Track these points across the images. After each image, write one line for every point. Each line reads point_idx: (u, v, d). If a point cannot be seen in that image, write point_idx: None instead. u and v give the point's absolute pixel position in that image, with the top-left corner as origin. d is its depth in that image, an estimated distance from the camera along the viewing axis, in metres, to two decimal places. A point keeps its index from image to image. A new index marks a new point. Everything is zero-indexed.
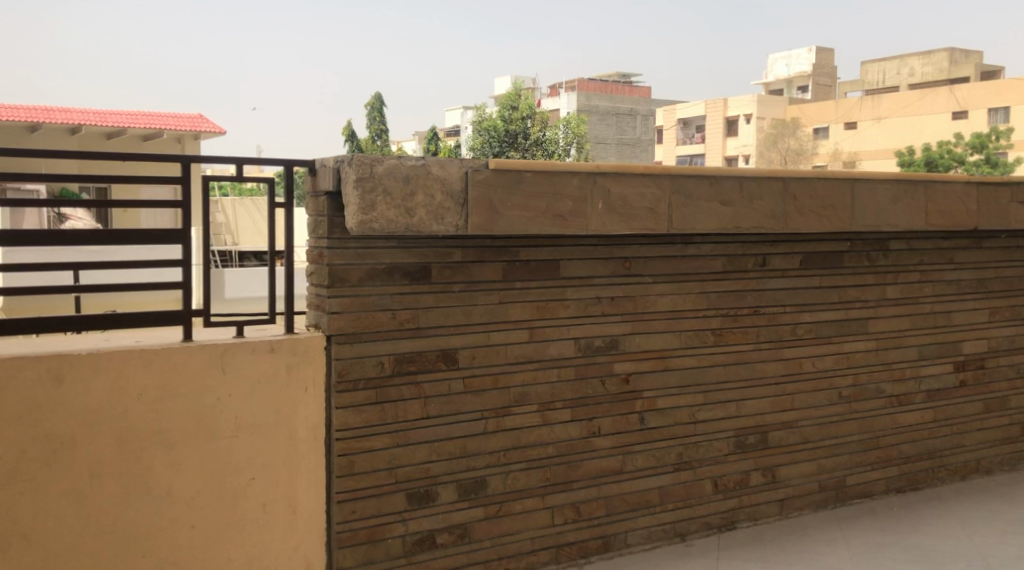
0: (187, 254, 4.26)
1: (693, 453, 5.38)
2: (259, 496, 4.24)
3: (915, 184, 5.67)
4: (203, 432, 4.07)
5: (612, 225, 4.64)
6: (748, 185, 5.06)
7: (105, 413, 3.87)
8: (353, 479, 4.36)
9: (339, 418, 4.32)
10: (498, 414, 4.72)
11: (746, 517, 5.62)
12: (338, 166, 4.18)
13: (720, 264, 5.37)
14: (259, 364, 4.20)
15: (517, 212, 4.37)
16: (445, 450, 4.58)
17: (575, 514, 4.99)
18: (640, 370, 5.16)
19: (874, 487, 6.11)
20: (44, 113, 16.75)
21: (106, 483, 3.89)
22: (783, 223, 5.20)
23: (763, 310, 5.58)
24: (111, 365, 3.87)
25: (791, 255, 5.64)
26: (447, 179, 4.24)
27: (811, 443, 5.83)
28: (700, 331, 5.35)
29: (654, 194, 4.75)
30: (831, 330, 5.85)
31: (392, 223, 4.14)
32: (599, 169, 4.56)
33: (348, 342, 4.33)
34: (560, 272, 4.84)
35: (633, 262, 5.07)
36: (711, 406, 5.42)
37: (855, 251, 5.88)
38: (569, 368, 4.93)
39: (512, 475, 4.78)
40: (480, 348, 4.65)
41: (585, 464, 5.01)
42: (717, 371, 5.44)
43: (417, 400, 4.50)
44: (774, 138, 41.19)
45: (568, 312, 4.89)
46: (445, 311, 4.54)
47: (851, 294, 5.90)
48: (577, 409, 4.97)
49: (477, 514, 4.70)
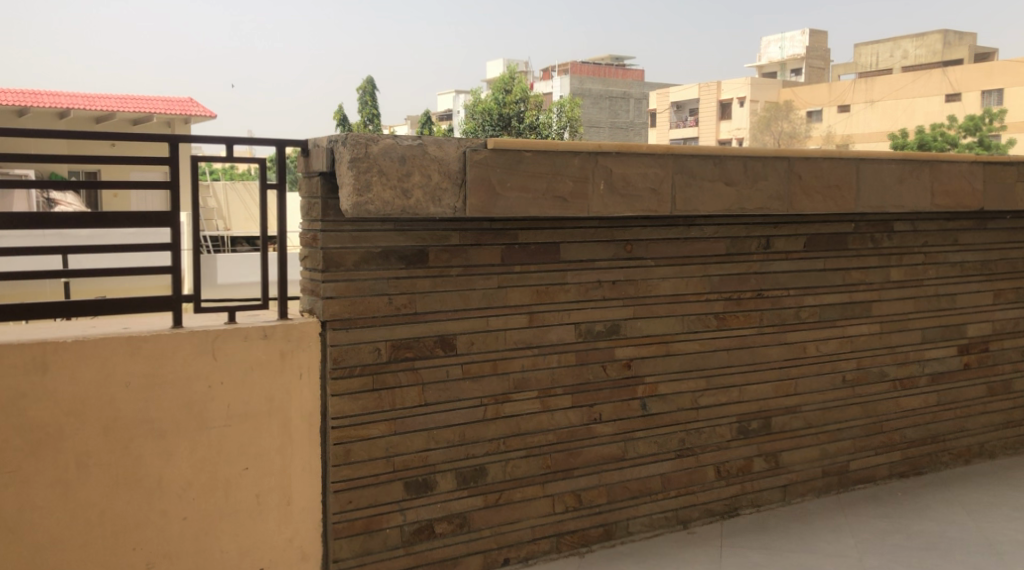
0: (176, 237, 4.11)
1: (695, 439, 5.28)
2: (253, 487, 4.12)
3: (920, 164, 5.56)
4: (193, 422, 3.95)
5: (614, 207, 4.52)
6: (752, 165, 4.94)
7: (92, 402, 3.75)
8: (349, 469, 4.24)
9: (335, 405, 4.20)
10: (497, 400, 4.61)
11: (749, 503, 5.53)
12: (332, 146, 4.04)
13: (723, 247, 5.26)
14: (251, 352, 4.07)
15: (516, 193, 4.24)
16: (443, 438, 4.47)
17: (576, 502, 4.89)
18: (642, 356, 5.05)
19: (877, 472, 6.03)
20: (32, 97, 16.47)
21: (93, 474, 3.77)
22: (788, 203, 5.09)
23: (766, 294, 5.47)
24: (97, 353, 3.74)
25: (795, 237, 5.53)
26: (444, 159, 4.11)
27: (814, 428, 5.73)
28: (702, 315, 5.25)
29: (656, 174, 4.63)
30: (835, 314, 5.75)
31: (388, 205, 4.01)
32: (600, 149, 4.44)
33: (344, 328, 4.20)
34: (560, 255, 4.72)
35: (634, 245, 4.95)
36: (713, 391, 5.33)
37: (859, 233, 5.77)
38: (569, 353, 4.82)
39: (512, 463, 4.67)
40: (478, 334, 4.53)
41: (586, 451, 4.90)
42: (720, 356, 5.33)
43: (415, 387, 4.38)
44: (769, 120, 41.01)
45: (568, 296, 4.78)
46: (443, 296, 4.42)
47: (855, 276, 5.79)
48: (577, 395, 4.86)
49: (475, 502, 4.59)
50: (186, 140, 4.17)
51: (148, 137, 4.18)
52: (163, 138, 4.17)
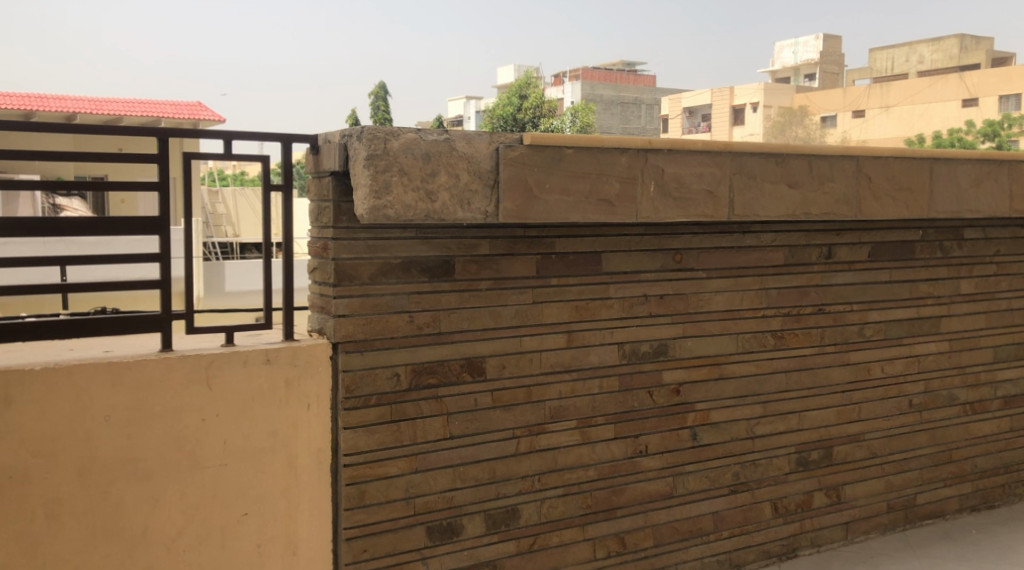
0: (166, 247, 3.57)
1: (750, 472, 4.71)
2: (254, 535, 3.56)
3: (998, 164, 4.97)
4: (184, 461, 3.40)
5: (665, 211, 3.96)
6: (818, 164, 4.38)
7: (64, 440, 3.21)
8: (364, 513, 3.69)
9: (348, 440, 3.65)
10: (532, 431, 4.05)
11: (809, 543, 4.95)
12: (345, 141, 3.49)
13: (782, 256, 4.70)
14: (252, 379, 3.52)
15: (555, 195, 3.69)
16: (470, 475, 3.92)
17: (619, 546, 4.32)
18: (692, 380, 4.49)
19: (946, 506, 5.42)
20: (38, 101, 15.97)
21: (66, 524, 3.24)
22: (856, 208, 4.52)
23: (828, 309, 4.90)
24: (71, 383, 3.21)
25: (859, 246, 4.96)
26: (474, 156, 3.56)
27: (879, 458, 5.16)
28: (758, 333, 4.68)
29: (713, 174, 4.06)
30: (901, 331, 5.17)
31: (409, 210, 3.45)
32: (651, 145, 3.88)
33: (358, 351, 3.66)
34: (602, 267, 4.16)
35: (684, 254, 4.39)
36: (770, 419, 4.75)
37: (928, 240, 5.19)
38: (611, 378, 4.25)
39: (548, 503, 4.12)
40: (511, 356, 3.98)
41: (631, 488, 4.34)
42: (778, 379, 4.76)
43: (438, 417, 3.83)
44: (785, 125, 40.36)
45: (610, 313, 4.22)
46: (471, 313, 3.87)
47: (923, 290, 5.21)
48: (621, 424, 4.29)
49: (507, 548, 4.03)
50: (176, 134, 3.61)
51: (135, 131, 3.63)
52: (149, 132, 3.62)
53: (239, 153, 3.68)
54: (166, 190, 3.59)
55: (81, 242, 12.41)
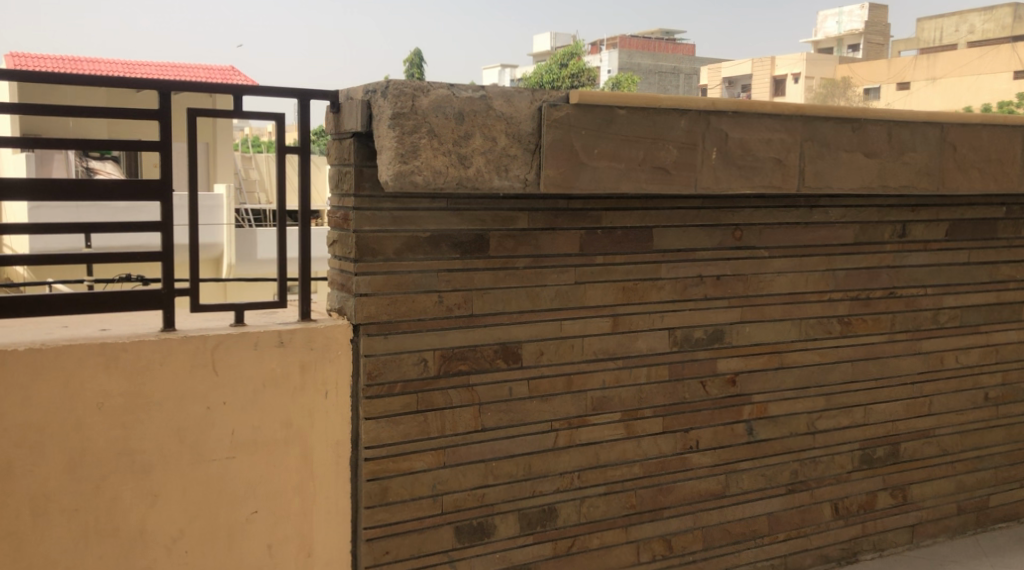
0: (168, 214, 3.20)
1: (810, 470, 4.30)
2: (264, 535, 3.23)
3: None
4: (187, 453, 3.07)
5: (727, 181, 3.52)
6: (899, 131, 3.90)
7: (53, 430, 2.89)
8: (386, 511, 3.34)
9: (370, 432, 3.29)
10: (572, 425, 3.67)
11: (871, 547, 4.52)
12: (368, 98, 3.09)
13: (851, 234, 4.25)
14: (264, 363, 3.16)
15: (605, 162, 3.27)
16: (503, 472, 3.55)
17: (665, 550, 3.95)
18: (749, 370, 4.07)
19: (1021, 509, 4.96)
20: (71, 64, 15.71)
21: (55, 521, 2.92)
22: (939, 181, 4.04)
23: (900, 293, 4.43)
24: (60, 366, 2.87)
25: (936, 224, 4.47)
26: (513, 116, 3.15)
27: (949, 456, 4.70)
28: (824, 318, 4.24)
29: (782, 140, 3.62)
30: (979, 318, 4.68)
31: (439, 176, 3.05)
32: (714, 106, 3.44)
33: (381, 334, 3.28)
34: (653, 244, 3.75)
35: (744, 231, 3.97)
36: (833, 413, 4.33)
37: (1012, 219, 4.69)
38: (661, 365, 3.85)
39: (588, 503, 3.74)
40: (550, 342, 3.59)
41: (680, 487, 3.95)
42: (843, 369, 4.33)
43: (469, 408, 3.46)
44: (829, 96, 39.24)
45: (661, 295, 3.80)
46: (507, 295, 3.48)
47: (1005, 273, 4.70)
48: (670, 417, 3.90)
49: (543, 551, 3.66)
50: (181, 88, 3.23)
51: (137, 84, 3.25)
52: (151, 85, 3.24)
53: (252, 110, 3.30)
54: (169, 151, 3.21)
55: (109, 208, 12.21)
